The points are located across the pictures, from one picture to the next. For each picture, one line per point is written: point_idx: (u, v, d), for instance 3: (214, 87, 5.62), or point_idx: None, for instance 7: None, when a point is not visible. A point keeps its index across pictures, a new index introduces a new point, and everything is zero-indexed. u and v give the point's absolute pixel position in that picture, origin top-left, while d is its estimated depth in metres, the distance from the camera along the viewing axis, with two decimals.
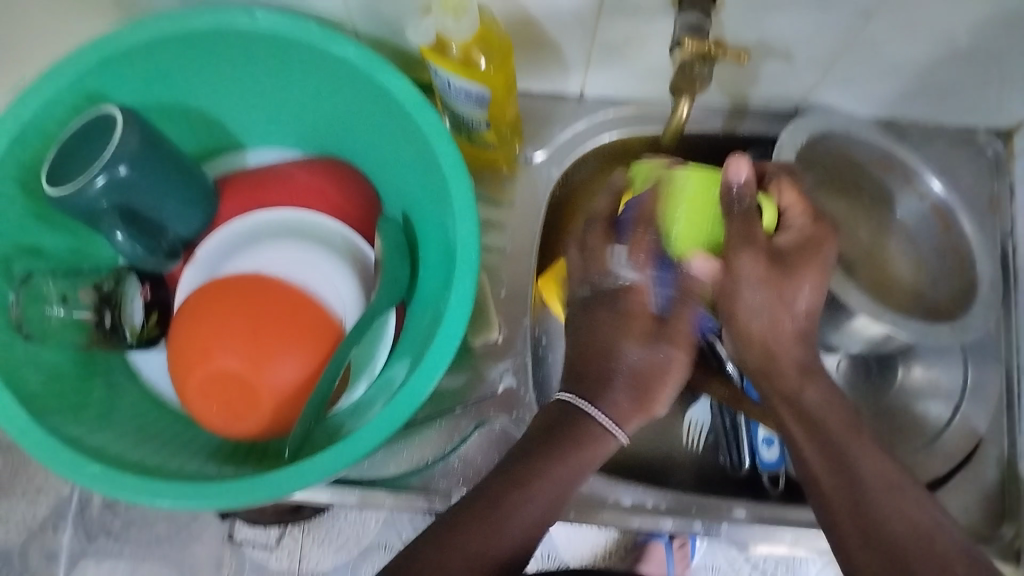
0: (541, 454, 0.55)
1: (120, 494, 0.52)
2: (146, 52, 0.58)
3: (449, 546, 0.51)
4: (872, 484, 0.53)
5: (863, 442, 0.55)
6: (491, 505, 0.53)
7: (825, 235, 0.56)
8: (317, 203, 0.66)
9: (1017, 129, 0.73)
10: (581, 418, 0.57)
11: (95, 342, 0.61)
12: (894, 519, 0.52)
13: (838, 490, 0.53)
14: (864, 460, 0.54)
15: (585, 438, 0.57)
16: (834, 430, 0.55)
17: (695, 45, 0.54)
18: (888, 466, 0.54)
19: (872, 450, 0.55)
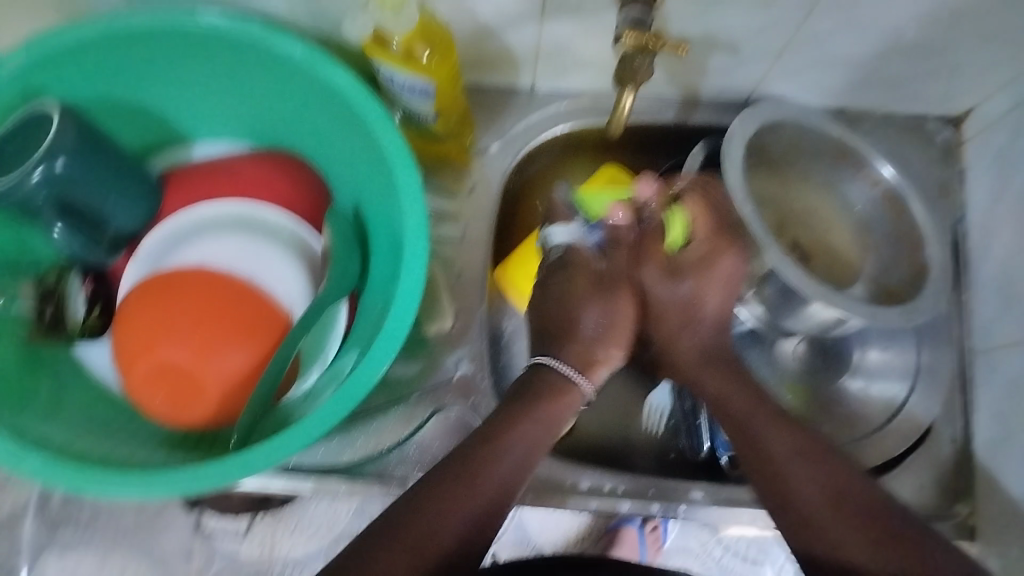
0: (515, 411, 0.58)
1: (58, 484, 0.52)
2: (88, 49, 0.56)
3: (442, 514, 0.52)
4: (776, 451, 0.59)
5: (777, 421, 0.61)
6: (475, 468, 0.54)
7: (721, 247, 0.66)
8: (264, 193, 0.66)
9: (965, 115, 0.73)
10: (548, 371, 0.63)
11: (36, 337, 0.61)
12: (804, 487, 0.57)
13: (747, 457, 0.60)
14: (767, 432, 0.61)
15: (561, 403, 0.61)
16: (735, 408, 0.63)
17: (634, 39, 0.53)
18: (789, 432, 0.60)
19: (779, 424, 0.61)
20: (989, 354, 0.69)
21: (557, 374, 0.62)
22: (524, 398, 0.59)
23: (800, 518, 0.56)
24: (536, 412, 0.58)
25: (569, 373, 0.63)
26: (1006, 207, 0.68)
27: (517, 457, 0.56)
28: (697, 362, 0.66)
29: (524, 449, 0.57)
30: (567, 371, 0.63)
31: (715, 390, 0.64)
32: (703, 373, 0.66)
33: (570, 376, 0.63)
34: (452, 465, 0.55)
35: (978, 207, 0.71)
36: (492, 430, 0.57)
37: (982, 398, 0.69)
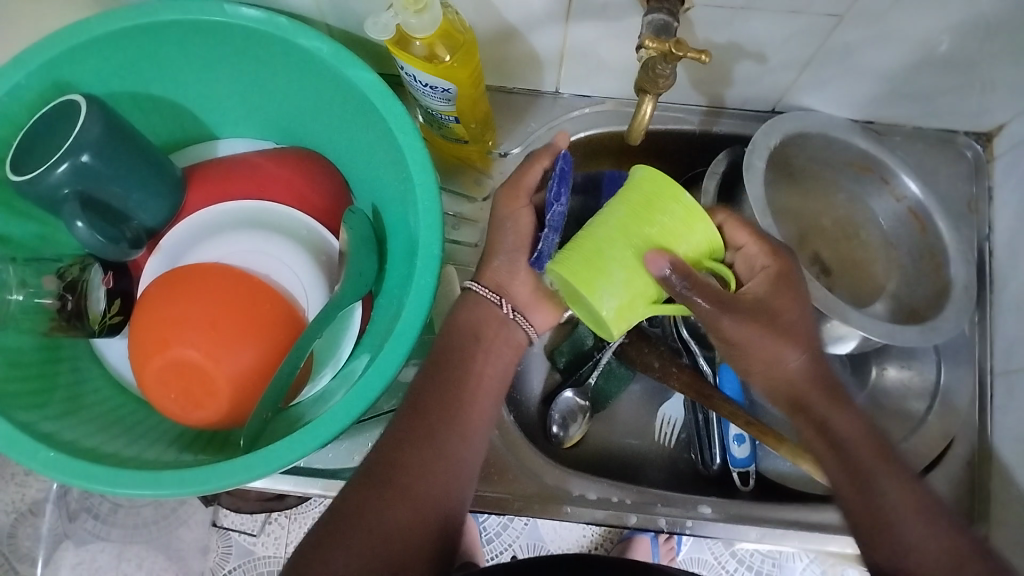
0: (454, 362, 0.57)
1: (69, 482, 0.52)
2: (117, 41, 0.58)
3: (405, 480, 0.52)
4: (891, 501, 0.54)
5: (885, 457, 0.56)
6: (432, 432, 0.54)
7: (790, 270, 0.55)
8: (285, 194, 0.66)
9: (996, 133, 0.72)
10: (485, 305, 0.59)
11: (56, 329, 0.61)
12: (916, 541, 0.52)
13: (859, 507, 0.55)
14: (885, 479, 0.55)
15: (492, 325, 0.59)
16: (854, 448, 0.56)
17: (657, 45, 0.52)
18: (910, 487, 0.55)
19: (897, 475, 0.55)
20: (1008, 376, 0.68)
21: (484, 301, 0.59)
22: (462, 339, 0.58)
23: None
24: (472, 360, 0.57)
25: (521, 319, 0.59)
26: None
27: (454, 412, 0.55)
28: (818, 398, 0.57)
29: (470, 388, 0.56)
30: (518, 321, 0.59)
31: (839, 427, 0.57)
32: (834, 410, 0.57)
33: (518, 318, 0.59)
34: (404, 424, 0.54)
35: (1004, 225, 0.70)
36: (435, 384, 0.56)
37: (999, 421, 0.68)
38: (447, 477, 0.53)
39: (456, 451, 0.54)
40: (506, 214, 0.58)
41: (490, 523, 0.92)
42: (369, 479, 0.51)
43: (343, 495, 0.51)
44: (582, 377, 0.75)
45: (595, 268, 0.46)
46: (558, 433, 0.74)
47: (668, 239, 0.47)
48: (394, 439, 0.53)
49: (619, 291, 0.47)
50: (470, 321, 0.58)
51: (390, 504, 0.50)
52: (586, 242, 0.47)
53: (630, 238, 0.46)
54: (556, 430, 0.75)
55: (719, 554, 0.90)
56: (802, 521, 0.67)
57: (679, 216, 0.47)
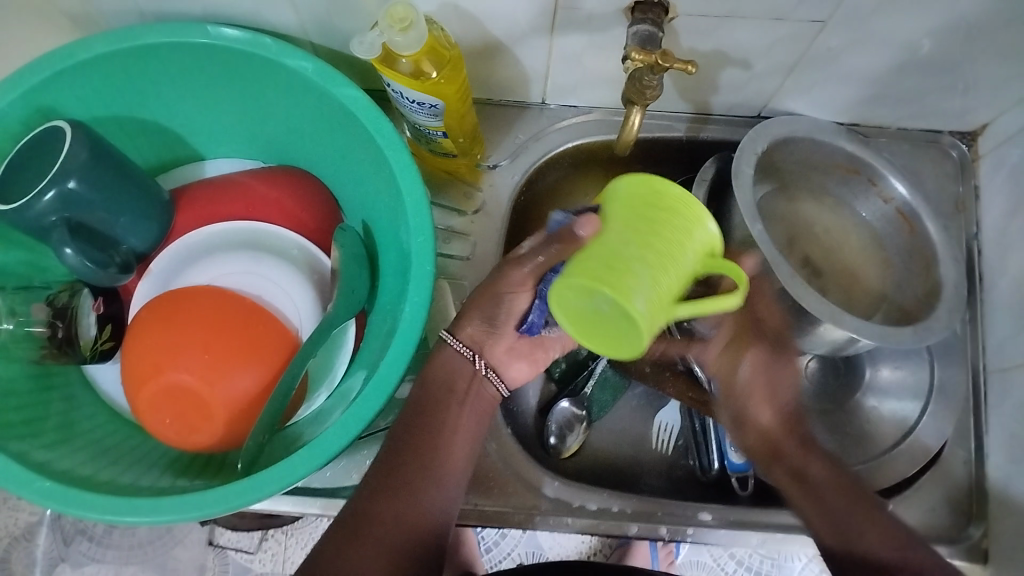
0: (429, 412, 0.57)
1: (65, 510, 0.52)
2: (102, 66, 0.57)
3: (379, 531, 0.52)
4: (869, 546, 0.54)
5: (868, 510, 0.56)
6: (406, 482, 0.55)
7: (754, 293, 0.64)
8: (275, 213, 0.66)
9: (980, 132, 0.72)
10: (456, 359, 0.59)
11: (48, 357, 0.61)
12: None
13: (832, 543, 0.56)
14: (866, 526, 0.55)
15: (462, 379, 0.59)
16: (825, 489, 0.58)
17: (642, 57, 0.52)
18: (892, 532, 0.54)
19: (867, 513, 0.56)
20: (1003, 374, 0.68)
21: (453, 353, 0.59)
22: (437, 395, 0.58)
23: None
24: (448, 413, 0.58)
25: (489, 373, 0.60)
26: (1020, 226, 0.67)
27: (427, 460, 0.56)
28: (799, 451, 0.60)
29: (446, 437, 0.57)
30: (489, 375, 0.60)
31: (814, 474, 0.59)
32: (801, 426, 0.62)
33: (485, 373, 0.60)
34: (376, 476, 0.55)
35: (991, 223, 0.71)
36: (408, 436, 0.57)
37: (994, 419, 0.68)
38: (421, 527, 0.54)
39: (430, 502, 0.55)
40: (505, 292, 0.55)
41: (487, 534, 0.92)
42: (344, 533, 0.52)
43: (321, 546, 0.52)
44: (577, 388, 0.76)
45: (616, 268, 0.38)
46: (555, 443, 0.75)
47: (681, 230, 0.40)
48: (368, 491, 0.54)
49: (652, 290, 0.38)
50: (445, 371, 0.59)
51: (363, 555, 0.51)
52: (596, 248, 0.40)
53: (642, 231, 0.40)
54: (553, 440, 0.75)
55: (717, 555, 0.90)
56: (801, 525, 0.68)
57: (681, 207, 0.41)
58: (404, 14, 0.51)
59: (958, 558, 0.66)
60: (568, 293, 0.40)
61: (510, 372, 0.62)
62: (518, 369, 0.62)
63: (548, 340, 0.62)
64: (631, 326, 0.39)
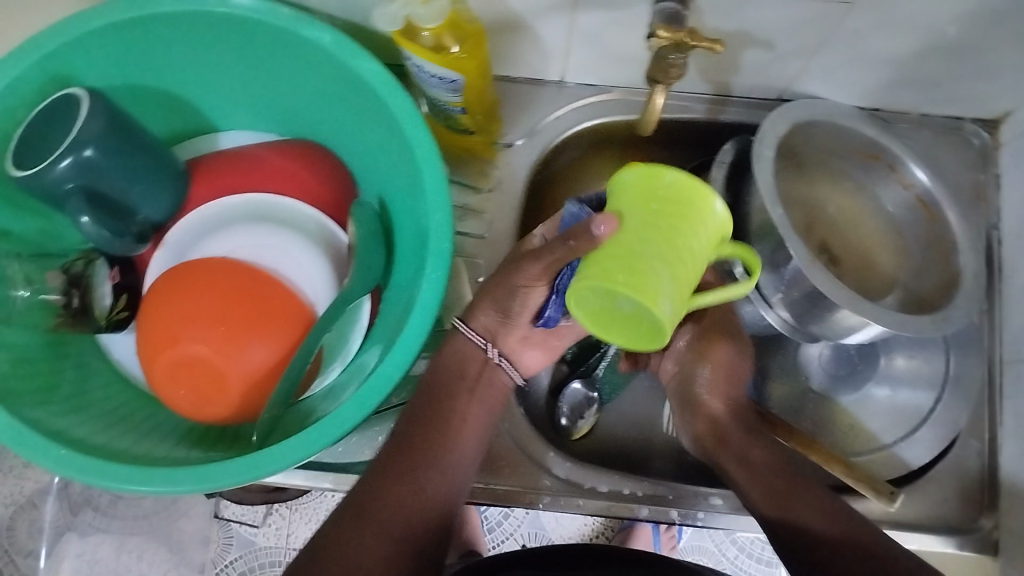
0: (439, 403, 0.58)
1: (78, 478, 0.52)
2: (120, 33, 0.57)
3: (383, 513, 0.52)
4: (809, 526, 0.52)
5: (805, 489, 0.55)
6: (412, 469, 0.54)
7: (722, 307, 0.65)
8: (291, 186, 0.66)
9: (1003, 120, 0.72)
10: (470, 348, 0.60)
11: (63, 325, 0.61)
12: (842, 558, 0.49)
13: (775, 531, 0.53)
14: (806, 506, 0.53)
15: (473, 366, 0.60)
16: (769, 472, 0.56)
17: (669, 35, 0.52)
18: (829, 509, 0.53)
19: (807, 493, 0.54)
20: (1018, 364, 0.68)
21: (469, 343, 0.60)
22: (448, 383, 0.58)
23: None
24: (459, 400, 0.58)
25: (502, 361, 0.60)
26: None
27: (435, 449, 0.56)
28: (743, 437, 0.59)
29: (456, 427, 0.57)
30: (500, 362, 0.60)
31: (757, 457, 0.57)
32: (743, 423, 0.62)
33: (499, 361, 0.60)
34: (385, 463, 0.55)
35: (1012, 213, 0.70)
36: (419, 421, 0.57)
37: (1008, 411, 0.68)
38: (427, 511, 0.54)
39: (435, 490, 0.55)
40: (519, 287, 0.54)
41: (490, 513, 0.92)
42: (349, 514, 0.52)
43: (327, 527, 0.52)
44: (589, 369, 0.76)
45: (641, 274, 0.40)
46: (566, 424, 0.75)
47: (695, 221, 0.41)
48: (374, 476, 0.54)
49: (676, 295, 0.40)
50: (454, 360, 0.59)
51: (367, 536, 0.51)
52: (614, 244, 0.42)
53: (658, 230, 0.41)
54: (565, 421, 0.75)
55: (720, 542, 0.90)
56: None
57: (696, 197, 0.41)
58: None
59: (968, 550, 0.66)
60: (589, 292, 0.41)
61: (524, 361, 0.62)
62: (532, 357, 0.63)
63: (561, 329, 0.62)
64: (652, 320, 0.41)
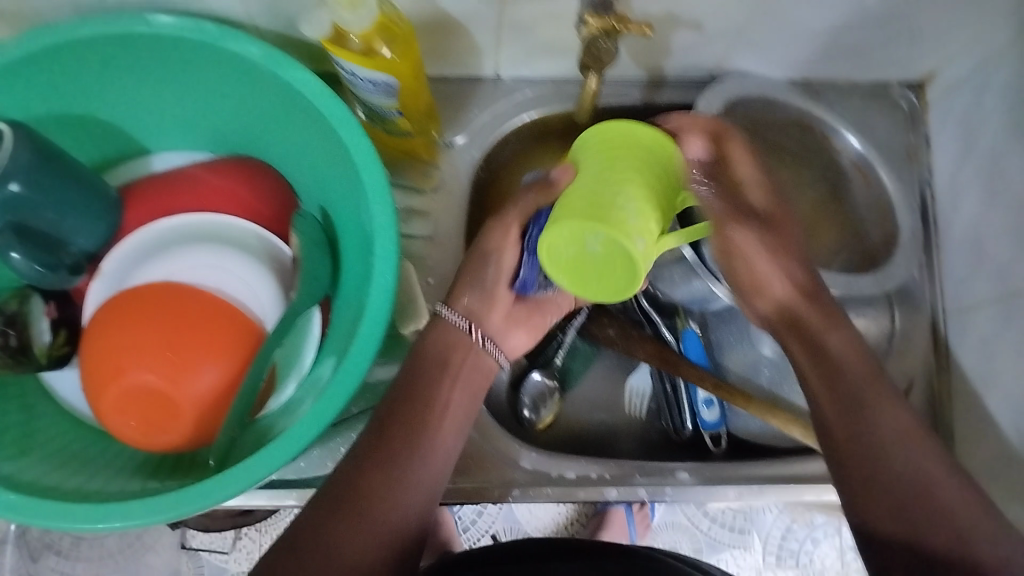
0: (418, 387, 0.54)
1: (34, 521, 0.50)
2: (36, 64, 0.55)
3: (365, 507, 0.49)
4: (878, 421, 0.53)
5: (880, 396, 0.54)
6: (391, 462, 0.51)
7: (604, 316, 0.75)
8: (228, 203, 0.65)
9: (928, 81, 0.73)
10: (451, 331, 0.56)
11: (2, 367, 0.58)
12: (882, 415, 0.53)
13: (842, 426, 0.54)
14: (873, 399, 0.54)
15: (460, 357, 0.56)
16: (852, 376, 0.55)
17: (599, 22, 0.52)
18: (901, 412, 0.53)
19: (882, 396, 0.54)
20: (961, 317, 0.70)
21: (448, 327, 0.56)
22: (426, 368, 0.55)
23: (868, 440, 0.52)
24: (437, 387, 0.54)
25: (488, 346, 0.58)
26: (972, 170, 0.68)
27: (420, 440, 0.52)
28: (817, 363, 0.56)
29: (439, 415, 0.54)
30: (487, 346, 0.57)
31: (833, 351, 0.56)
32: (828, 331, 0.57)
33: (482, 344, 0.57)
34: (360, 453, 0.51)
35: (943, 171, 0.72)
36: (397, 407, 0.53)
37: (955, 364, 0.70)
38: (408, 507, 0.51)
39: (416, 484, 0.51)
40: (491, 253, 0.56)
41: (464, 512, 0.91)
42: (325, 509, 0.49)
43: (302, 519, 0.49)
44: (548, 359, 0.75)
45: (608, 207, 0.44)
46: (531, 417, 0.74)
47: (646, 166, 0.47)
48: (353, 476, 0.50)
49: (645, 225, 0.44)
50: (439, 348, 0.56)
51: (347, 541, 0.48)
52: (574, 197, 0.45)
53: (617, 171, 0.46)
54: (527, 414, 0.74)
55: (692, 515, 0.91)
56: (774, 475, 0.68)
57: (643, 148, 0.48)
58: None
59: None
60: (558, 239, 0.45)
61: (510, 344, 0.60)
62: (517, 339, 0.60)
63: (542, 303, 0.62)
64: (623, 257, 0.44)
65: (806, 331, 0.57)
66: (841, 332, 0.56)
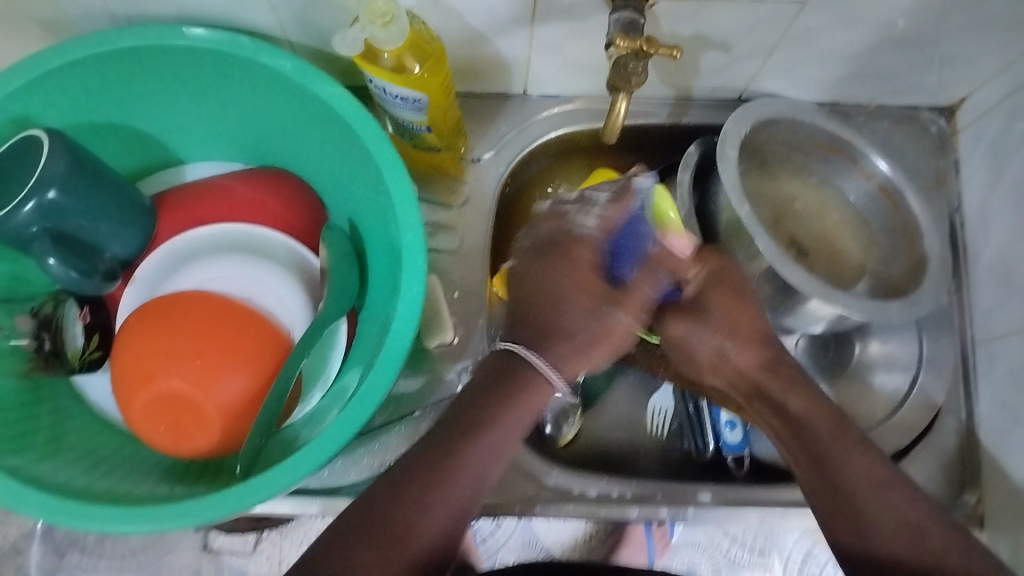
0: (478, 413, 0.52)
1: (63, 522, 0.51)
2: (79, 72, 0.57)
3: (397, 524, 0.48)
4: (858, 485, 0.54)
5: (848, 440, 0.56)
6: (426, 483, 0.49)
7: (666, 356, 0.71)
8: (259, 215, 0.66)
9: (958, 106, 0.73)
10: (522, 364, 0.54)
11: (36, 368, 0.61)
12: (855, 470, 0.54)
13: (820, 486, 0.55)
14: (849, 459, 0.55)
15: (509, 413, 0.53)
16: (820, 434, 0.57)
17: (628, 43, 0.53)
18: (874, 463, 0.55)
19: (859, 451, 0.55)
20: (989, 344, 0.69)
21: (526, 365, 0.54)
22: (494, 390, 0.53)
23: (845, 498, 0.54)
24: (498, 413, 0.52)
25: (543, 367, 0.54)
26: (1002, 196, 0.67)
27: (449, 481, 0.50)
28: (788, 429, 0.58)
29: (484, 451, 0.51)
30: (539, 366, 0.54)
31: (797, 410, 0.58)
32: (791, 395, 0.59)
33: (543, 371, 0.54)
34: (407, 479, 0.49)
35: (972, 196, 0.71)
36: (450, 440, 0.51)
37: (983, 389, 0.69)
38: (433, 531, 0.48)
39: (444, 503, 0.49)
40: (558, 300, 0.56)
41: None
42: (355, 529, 0.47)
43: (333, 528, 0.48)
44: None
45: None
46: (552, 432, 0.74)
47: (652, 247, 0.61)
48: (371, 509, 0.48)
49: None
50: (504, 378, 0.54)
51: (373, 554, 0.46)
52: None
53: None
54: (549, 429, 0.74)
55: (713, 537, 0.83)
56: (795, 500, 0.68)
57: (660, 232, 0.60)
58: (386, 8, 0.51)
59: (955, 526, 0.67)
60: None
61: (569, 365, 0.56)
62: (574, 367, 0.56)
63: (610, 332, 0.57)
64: None
65: (771, 401, 0.59)
66: (804, 396, 0.58)
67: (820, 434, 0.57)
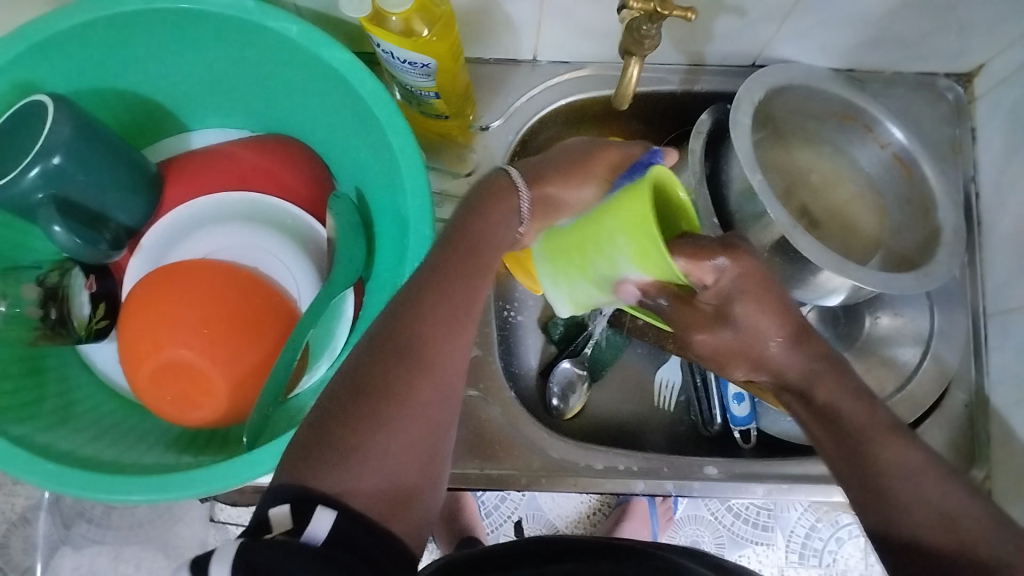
0: (476, 208, 0.52)
1: (69, 491, 0.51)
2: (84, 35, 0.55)
3: (418, 359, 0.45)
4: (888, 469, 0.46)
5: (878, 422, 0.48)
6: (433, 311, 0.46)
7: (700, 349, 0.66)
8: (266, 184, 0.65)
9: (977, 73, 0.72)
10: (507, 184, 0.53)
11: (42, 338, 0.60)
12: (895, 455, 0.46)
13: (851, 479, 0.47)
14: (884, 445, 0.47)
15: (499, 209, 0.51)
16: (846, 416, 0.49)
17: (641, 6, 0.51)
18: (910, 447, 0.47)
19: (896, 436, 0.47)
20: (1002, 316, 0.68)
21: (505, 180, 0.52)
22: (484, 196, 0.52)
23: (876, 489, 0.46)
24: (499, 214, 0.51)
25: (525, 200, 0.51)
26: (1019, 165, 0.66)
27: (455, 301, 0.47)
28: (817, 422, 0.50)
29: (489, 249, 0.50)
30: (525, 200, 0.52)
31: None
32: None
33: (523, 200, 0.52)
34: (409, 305, 0.46)
35: (988, 165, 0.70)
36: (450, 259, 0.49)
37: (994, 362, 0.69)
38: (451, 358, 0.46)
39: (457, 328, 0.47)
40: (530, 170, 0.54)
41: (486, 496, 0.89)
42: (371, 368, 0.44)
43: (339, 383, 0.44)
44: (577, 348, 0.75)
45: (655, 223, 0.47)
46: (559, 405, 0.74)
47: None
48: (382, 353, 0.45)
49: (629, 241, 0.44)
50: (484, 199, 0.51)
51: (404, 391, 0.44)
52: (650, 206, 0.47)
53: None
54: (556, 402, 0.74)
55: (715, 510, 0.88)
56: (803, 474, 0.68)
57: None
58: None
59: None
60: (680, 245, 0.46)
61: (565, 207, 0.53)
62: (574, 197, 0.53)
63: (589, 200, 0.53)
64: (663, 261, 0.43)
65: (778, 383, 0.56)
66: None
67: (850, 419, 0.49)
